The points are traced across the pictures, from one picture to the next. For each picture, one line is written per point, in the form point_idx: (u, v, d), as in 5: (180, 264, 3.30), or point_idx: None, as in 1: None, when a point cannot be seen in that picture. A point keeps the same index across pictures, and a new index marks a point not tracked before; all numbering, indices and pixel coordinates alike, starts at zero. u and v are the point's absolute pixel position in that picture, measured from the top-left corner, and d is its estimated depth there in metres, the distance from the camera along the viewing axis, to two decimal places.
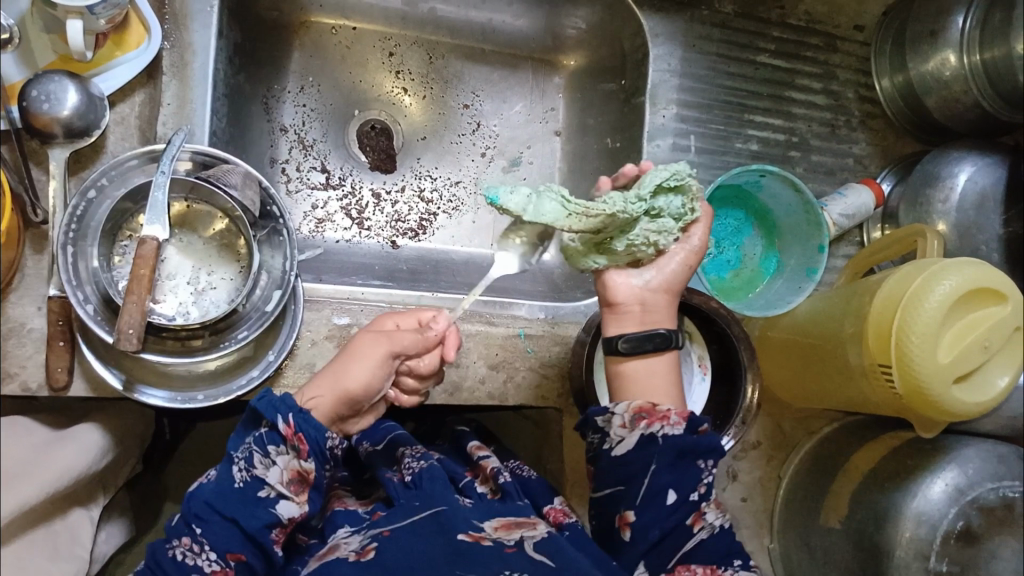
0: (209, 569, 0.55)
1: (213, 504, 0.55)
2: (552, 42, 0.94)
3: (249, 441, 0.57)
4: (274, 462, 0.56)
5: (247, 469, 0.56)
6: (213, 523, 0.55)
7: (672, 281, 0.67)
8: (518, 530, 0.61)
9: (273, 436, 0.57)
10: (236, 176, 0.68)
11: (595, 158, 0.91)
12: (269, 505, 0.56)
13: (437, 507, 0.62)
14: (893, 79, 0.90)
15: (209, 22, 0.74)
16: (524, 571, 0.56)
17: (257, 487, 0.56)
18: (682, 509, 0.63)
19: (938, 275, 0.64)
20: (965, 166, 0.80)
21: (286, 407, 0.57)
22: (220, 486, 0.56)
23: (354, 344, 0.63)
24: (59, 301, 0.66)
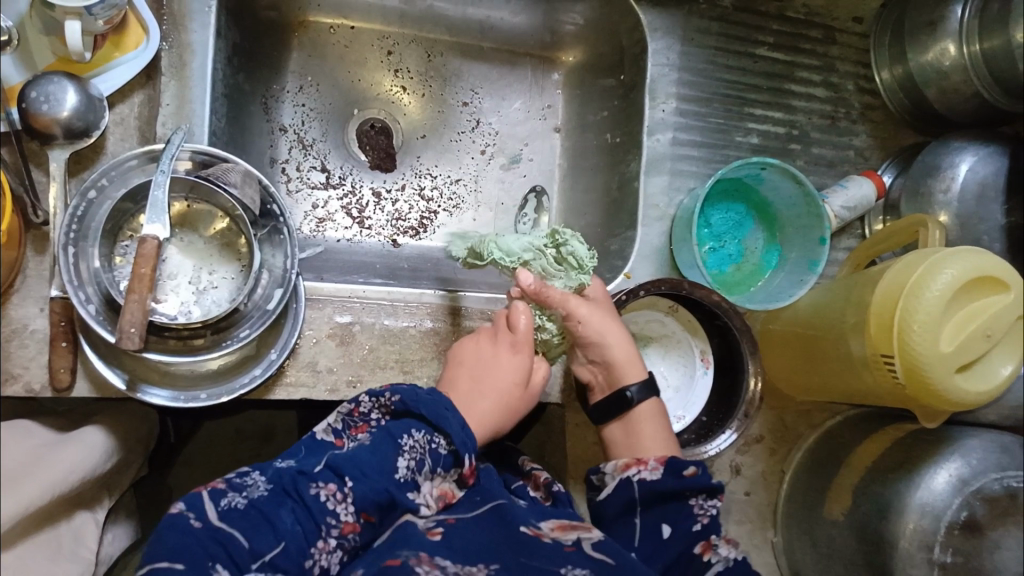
0: (344, 518, 0.54)
1: (371, 470, 0.55)
2: (550, 38, 0.94)
3: (423, 441, 0.58)
4: (429, 480, 0.58)
5: (413, 470, 0.57)
6: (365, 481, 0.55)
7: (589, 336, 0.71)
8: (574, 532, 0.59)
9: (446, 459, 0.59)
10: (235, 175, 0.68)
11: (595, 154, 0.91)
12: (411, 497, 0.56)
13: (496, 501, 0.60)
14: (893, 71, 0.90)
15: (207, 22, 0.74)
16: (583, 568, 0.54)
17: (410, 486, 0.57)
18: (686, 539, 0.62)
19: (938, 265, 0.64)
20: (965, 156, 0.79)
21: (469, 446, 0.59)
22: (382, 461, 0.56)
23: (484, 381, 0.68)
24: (61, 302, 0.66)
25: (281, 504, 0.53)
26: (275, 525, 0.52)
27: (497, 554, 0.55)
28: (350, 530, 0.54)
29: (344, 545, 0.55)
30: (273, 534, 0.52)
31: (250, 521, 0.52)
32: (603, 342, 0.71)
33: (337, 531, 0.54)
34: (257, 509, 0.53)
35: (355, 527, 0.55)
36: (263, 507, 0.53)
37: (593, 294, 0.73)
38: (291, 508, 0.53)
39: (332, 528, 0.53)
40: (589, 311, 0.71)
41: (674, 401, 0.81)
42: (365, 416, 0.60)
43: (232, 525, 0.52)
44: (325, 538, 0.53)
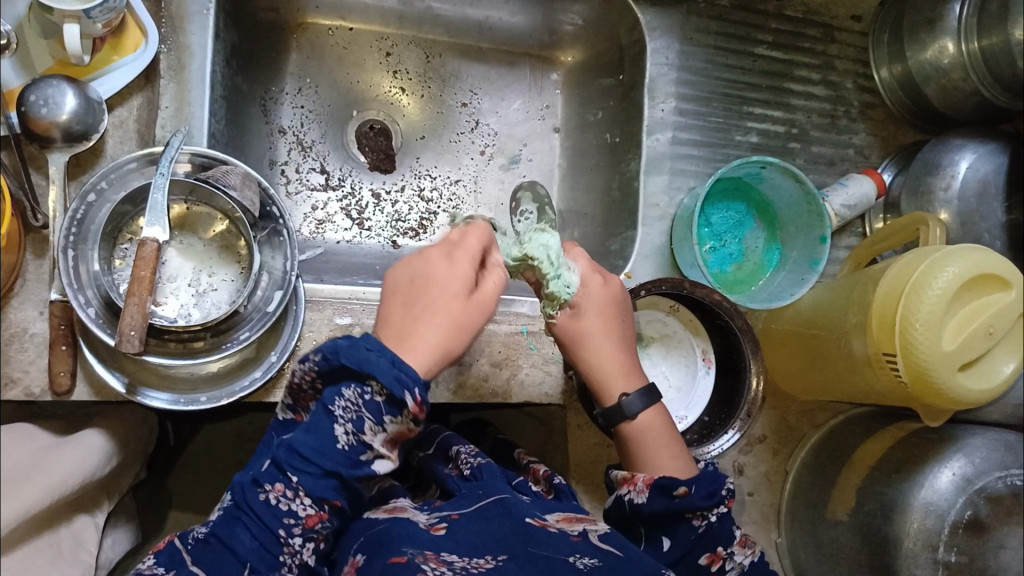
0: (303, 513, 0.54)
1: (311, 457, 0.52)
2: (549, 38, 0.94)
3: (354, 400, 0.52)
4: (383, 429, 0.53)
5: (353, 433, 0.53)
6: (309, 472, 0.53)
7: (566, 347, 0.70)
8: (579, 524, 0.58)
9: (391, 407, 0.52)
10: (235, 176, 0.68)
11: (595, 154, 0.91)
12: (367, 467, 0.55)
13: (499, 495, 0.60)
14: (892, 69, 0.90)
15: (206, 24, 0.74)
16: (592, 555, 0.53)
17: (360, 450, 0.54)
18: (689, 548, 0.60)
19: (940, 263, 0.63)
20: (966, 154, 0.79)
21: (410, 380, 0.51)
22: (320, 442, 0.53)
23: (424, 302, 0.59)
24: (61, 305, 0.66)
25: (234, 526, 0.55)
26: (233, 546, 0.54)
27: (503, 545, 0.54)
28: (316, 521, 0.55)
29: (317, 534, 0.56)
30: (235, 558, 0.54)
31: (213, 552, 0.54)
32: (582, 351, 0.69)
33: (300, 527, 0.55)
34: (217, 538, 0.54)
35: (320, 516, 0.55)
36: (221, 532, 0.55)
37: (580, 303, 0.69)
38: (244, 524, 0.55)
39: (294, 527, 0.54)
40: (563, 322, 0.70)
41: (675, 401, 0.81)
42: (303, 387, 0.55)
43: (198, 564, 0.53)
44: (289, 538, 0.55)
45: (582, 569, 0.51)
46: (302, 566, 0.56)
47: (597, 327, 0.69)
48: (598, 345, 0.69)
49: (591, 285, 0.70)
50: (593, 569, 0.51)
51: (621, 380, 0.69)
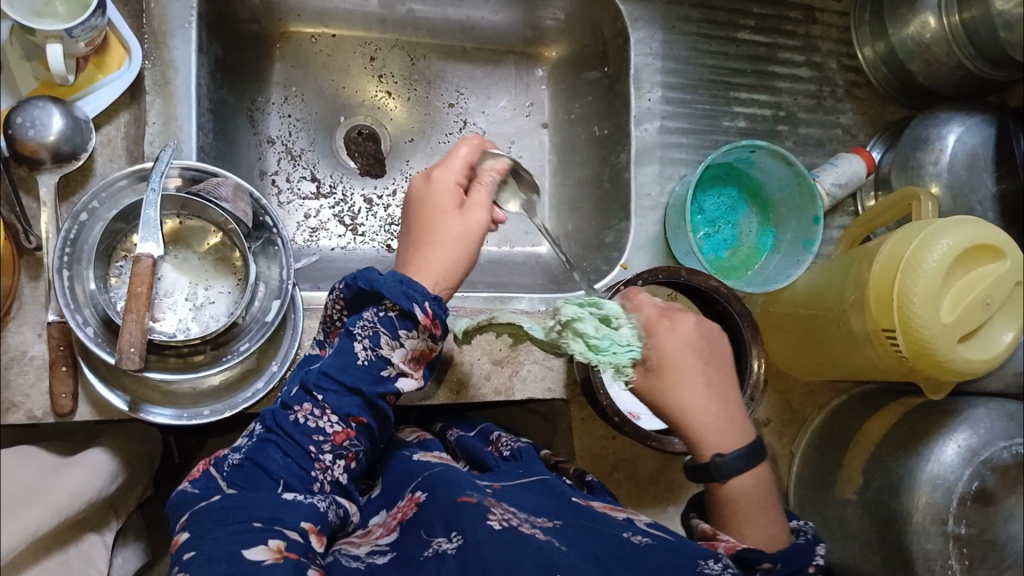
0: (331, 429, 0.55)
1: (336, 376, 0.55)
2: (532, 34, 0.94)
3: (374, 319, 0.56)
4: (401, 344, 0.56)
5: (372, 348, 0.55)
6: (333, 391, 0.55)
7: (654, 408, 0.58)
8: (623, 512, 0.56)
9: (405, 321, 0.55)
10: (226, 188, 0.69)
11: (584, 148, 0.92)
12: (391, 382, 0.56)
13: (541, 476, 0.59)
14: (875, 47, 0.90)
15: (189, 39, 0.74)
16: (641, 533, 0.51)
17: (380, 365, 0.56)
18: None
19: (932, 238, 0.64)
20: (954, 127, 0.80)
21: (420, 294, 0.55)
22: (343, 361, 0.55)
23: (422, 227, 0.61)
24: (59, 326, 0.66)
25: (266, 446, 0.54)
26: (266, 464, 0.53)
27: (557, 512, 0.53)
28: (344, 438, 0.55)
29: (346, 453, 0.56)
30: (269, 476, 0.53)
31: (246, 472, 0.53)
32: (665, 409, 0.57)
33: (329, 444, 0.55)
34: (251, 461, 0.54)
35: (348, 433, 0.55)
36: (254, 455, 0.54)
37: (652, 356, 0.57)
38: (276, 445, 0.54)
39: (323, 444, 0.55)
40: (645, 379, 0.58)
41: None
42: (334, 319, 0.61)
43: (235, 484, 0.52)
44: (320, 455, 0.55)
45: (638, 544, 0.49)
46: (335, 483, 0.56)
47: (676, 379, 0.57)
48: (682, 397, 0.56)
49: (660, 331, 0.58)
50: (650, 545, 0.49)
51: (713, 435, 0.56)
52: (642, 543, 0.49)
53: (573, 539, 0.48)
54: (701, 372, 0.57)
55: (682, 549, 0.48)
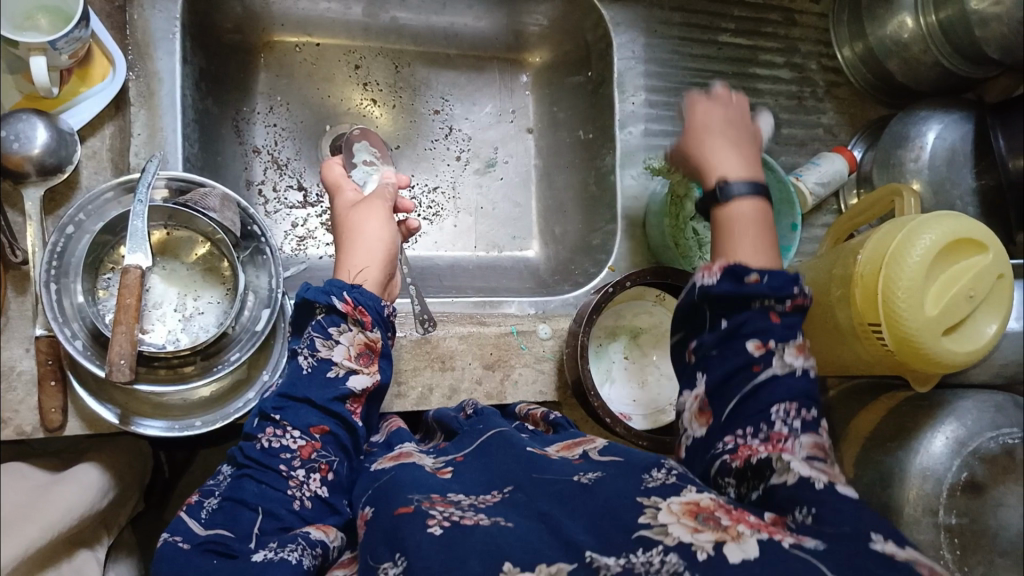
0: (296, 445, 0.57)
1: (288, 394, 0.58)
2: (515, 40, 0.95)
3: (310, 329, 0.60)
4: (338, 342, 0.59)
5: (311, 354, 0.59)
6: (292, 408, 0.58)
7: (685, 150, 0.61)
8: (579, 447, 0.55)
9: (333, 318, 0.60)
10: (214, 199, 0.70)
11: (569, 153, 0.93)
12: (340, 382, 0.59)
13: (501, 428, 0.59)
14: (854, 47, 0.91)
15: (173, 49, 0.75)
16: (593, 470, 0.49)
17: (325, 367, 0.59)
18: (738, 365, 0.50)
19: (915, 233, 0.65)
20: (932, 126, 0.81)
21: (337, 288, 0.60)
22: (291, 378, 0.59)
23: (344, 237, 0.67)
24: (47, 340, 0.66)
25: (242, 481, 0.55)
26: (244, 497, 0.54)
27: (509, 477, 0.50)
28: (312, 451, 0.57)
29: (319, 466, 0.57)
30: (248, 506, 0.54)
31: (226, 513, 0.53)
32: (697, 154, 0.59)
33: (298, 459, 0.56)
34: (230, 500, 0.54)
35: (314, 446, 0.57)
36: (230, 494, 0.55)
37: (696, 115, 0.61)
38: (252, 476, 0.55)
39: (292, 460, 0.56)
40: (695, 119, 0.61)
41: (667, 389, 0.82)
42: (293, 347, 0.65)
43: (217, 526, 0.52)
44: (292, 471, 0.56)
45: (587, 483, 0.47)
46: (316, 499, 0.56)
47: (700, 126, 0.60)
48: (732, 153, 0.58)
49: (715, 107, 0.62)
50: (598, 480, 0.47)
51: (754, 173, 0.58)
52: (591, 480, 0.47)
53: (519, 510, 0.45)
54: (736, 138, 0.60)
55: (629, 471, 0.48)
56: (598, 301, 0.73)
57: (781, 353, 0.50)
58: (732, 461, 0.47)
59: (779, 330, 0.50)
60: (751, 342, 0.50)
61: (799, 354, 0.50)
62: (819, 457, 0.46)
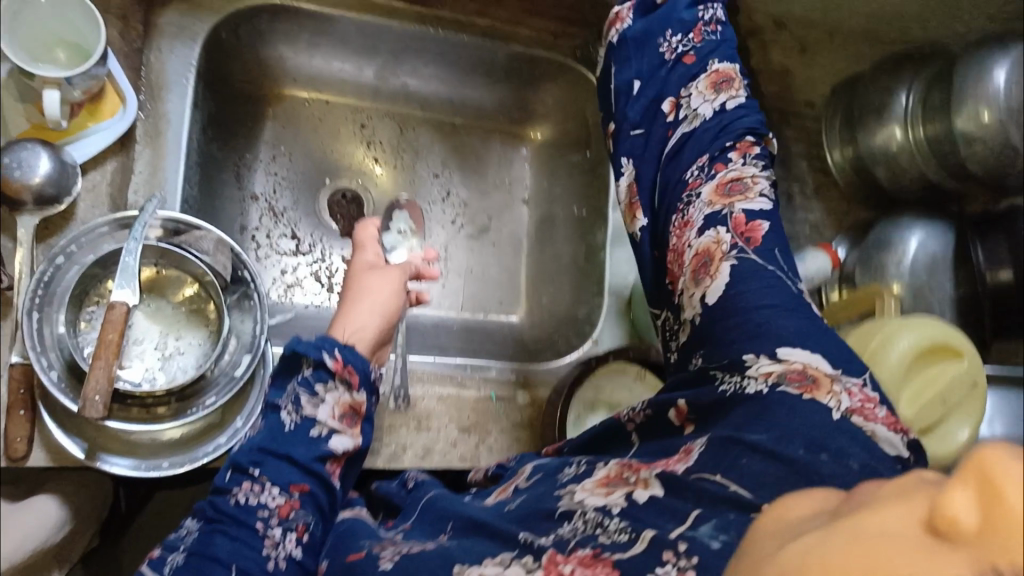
0: (274, 503, 0.58)
1: (268, 449, 0.58)
2: (519, 115, 0.98)
3: (293, 385, 0.60)
4: (323, 400, 0.61)
5: (296, 411, 0.60)
6: (272, 463, 0.58)
7: None
8: (512, 486, 0.58)
9: (320, 373, 0.61)
10: (209, 242, 0.72)
11: (562, 227, 0.95)
12: (322, 442, 0.60)
13: (434, 493, 0.59)
14: (844, 152, 0.95)
15: (184, 93, 0.77)
16: (523, 490, 0.55)
17: (308, 426, 0.60)
18: (661, 132, 0.73)
19: (892, 336, 0.67)
20: (917, 232, 0.84)
21: (328, 345, 0.61)
22: (271, 432, 0.59)
23: (356, 290, 0.71)
24: (22, 368, 0.65)
25: (213, 536, 0.55)
26: (216, 551, 0.54)
27: (445, 517, 0.54)
28: (290, 510, 0.58)
29: (296, 526, 0.57)
30: (221, 563, 0.54)
31: (194, 566, 0.53)
32: None
33: (275, 517, 0.57)
34: (197, 555, 0.54)
35: (292, 505, 0.58)
36: (199, 549, 0.54)
37: None
38: (223, 531, 0.56)
39: (270, 518, 0.57)
40: None
41: None
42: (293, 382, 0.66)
43: None
44: (269, 529, 0.57)
45: (511, 504, 0.54)
46: (290, 560, 0.57)
47: None
48: None
49: None
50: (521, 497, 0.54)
51: None
52: (516, 506, 0.53)
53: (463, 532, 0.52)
54: None
55: (548, 482, 0.55)
56: (580, 372, 0.78)
57: (682, 121, 0.72)
58: (666, 216, 0.69)
59: (697, 45, 0.75)
60: (666, 102, 0.74)
61: (710, 93, 0.72)
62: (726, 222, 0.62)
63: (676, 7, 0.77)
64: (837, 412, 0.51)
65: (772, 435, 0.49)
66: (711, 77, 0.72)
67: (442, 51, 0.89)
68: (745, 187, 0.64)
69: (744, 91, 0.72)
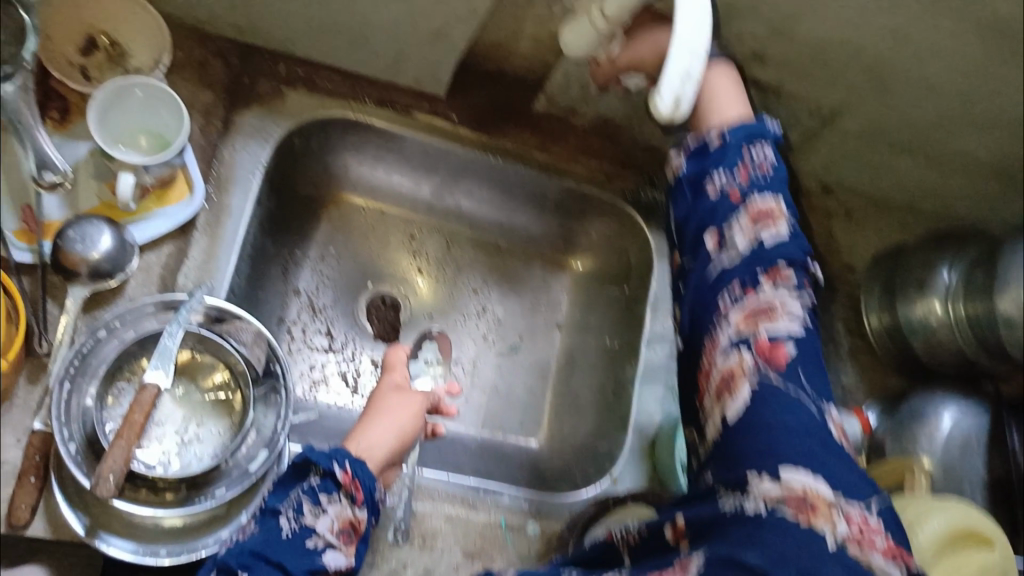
0: None
1: (262, 552, 0.57)
2: (563, 244, 1.00)
3: (298, 492, 0.60)
4: (324, 512, 0.60)
5: (295, 518, 0.60)
6: (261, 568, 0.56)
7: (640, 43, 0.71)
8: None
9: (327, 485, 0.61)
10: (247, 334, 0.75)
11: (592, 359, 0.97)
12: (317, 555, 0.59)
13: None
14: (882, 317, 0.92)
15: (250, 188, 0.81)
16: None
17: (306, 536, 0.59)
18: (703, 259, 0.66)
19: (922, 517, 0.65)
20: (950, 407, 0.83)
21: (341, 456, 0.62)
22: (267, 537, 0.58)
23: (377, 410, 0.73)
24: (42, 435, 0.65)
25: None
26: None
27: None
28: None
29: None
30: None
31: None
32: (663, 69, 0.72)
33: None
34: None
35: None
36: None
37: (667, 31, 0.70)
38: None
39: None
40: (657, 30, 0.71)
41: None
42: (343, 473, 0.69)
43: None
44: None
45: None
46: None
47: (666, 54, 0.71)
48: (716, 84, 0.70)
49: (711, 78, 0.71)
50: None
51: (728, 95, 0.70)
52: None
53: None
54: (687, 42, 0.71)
55: None
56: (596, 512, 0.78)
57: (723, 251, 0.64)
58: (695, 335, 0.65)
59: (748, 188, 0.66)
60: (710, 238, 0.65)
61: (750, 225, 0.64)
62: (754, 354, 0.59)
63: (729, 150, 0.67)
64: (834, 542, 0.49)
65: (764, 555, 0.48)
66: (750, 212, 0.65)
67: (496, 177, 0.93)
68: (776, 310, 0.60)
69: (785, 223, 0.65)
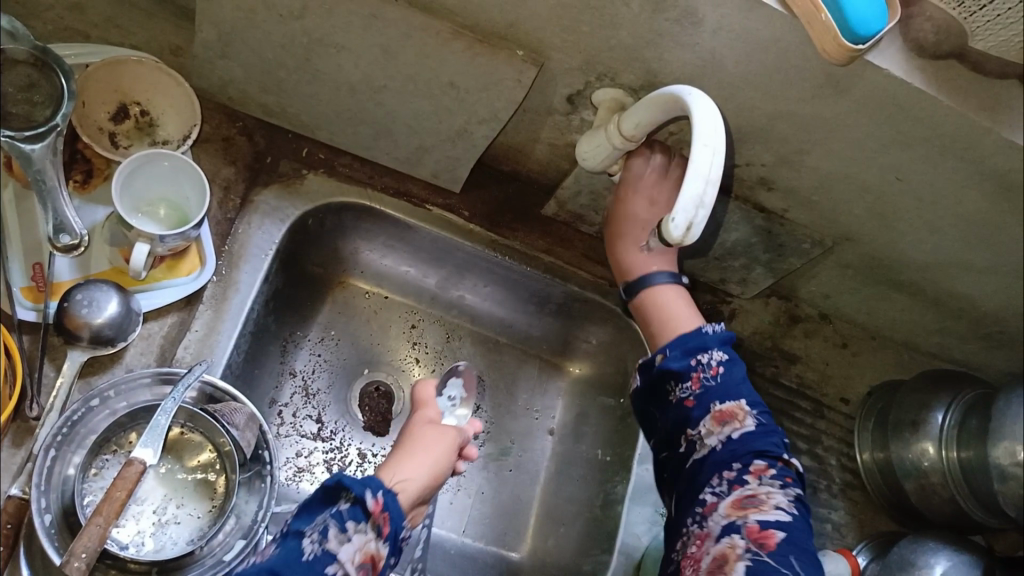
0: None
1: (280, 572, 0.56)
2: (562, 347, 1.01)
3: (326, 515, 0.59)
4: (348, 539, 0.58)
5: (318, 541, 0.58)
6: None
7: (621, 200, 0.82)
8: None
9: (355, 512, 0.60)
10: (241, 416, 0.71)
11: (582, 469, 0.95)
12: None
13: None
14: (875, 454, 0.93)
15: (260, 267, 0.81)
16: None
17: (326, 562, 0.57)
18: (681, 459, 0.74)
19: None
20: (941, 559, 0.81)
21: (374, 485, 0.61)
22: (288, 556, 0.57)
23: (409, 446, 0.71)
24: (16, 502, 0.65)
25: None
26: None
27: None
28: None
29: None
30: None
31: None
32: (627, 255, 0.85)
33: None
34: None
35: None
36: None
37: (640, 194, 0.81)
38: None
39: None
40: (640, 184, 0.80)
41: None
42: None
43: None
44: None
45: None
46: None
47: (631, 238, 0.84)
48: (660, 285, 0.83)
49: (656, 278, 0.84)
50: None
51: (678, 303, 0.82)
52: None
53: None
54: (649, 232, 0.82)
55: None
56: None
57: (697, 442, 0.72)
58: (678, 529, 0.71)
59: (705, 385, 0.73)
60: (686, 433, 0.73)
61: (716, 425, 0.72)
62: (743, 540, 0.65)
63: (675, 359, 0.75)
64: None
65: None
66: (714, 416, 0.72)
67: (503, 277, 0.94)
68: (762, 501, 0.66)
69: (750, 420, 0.71)
